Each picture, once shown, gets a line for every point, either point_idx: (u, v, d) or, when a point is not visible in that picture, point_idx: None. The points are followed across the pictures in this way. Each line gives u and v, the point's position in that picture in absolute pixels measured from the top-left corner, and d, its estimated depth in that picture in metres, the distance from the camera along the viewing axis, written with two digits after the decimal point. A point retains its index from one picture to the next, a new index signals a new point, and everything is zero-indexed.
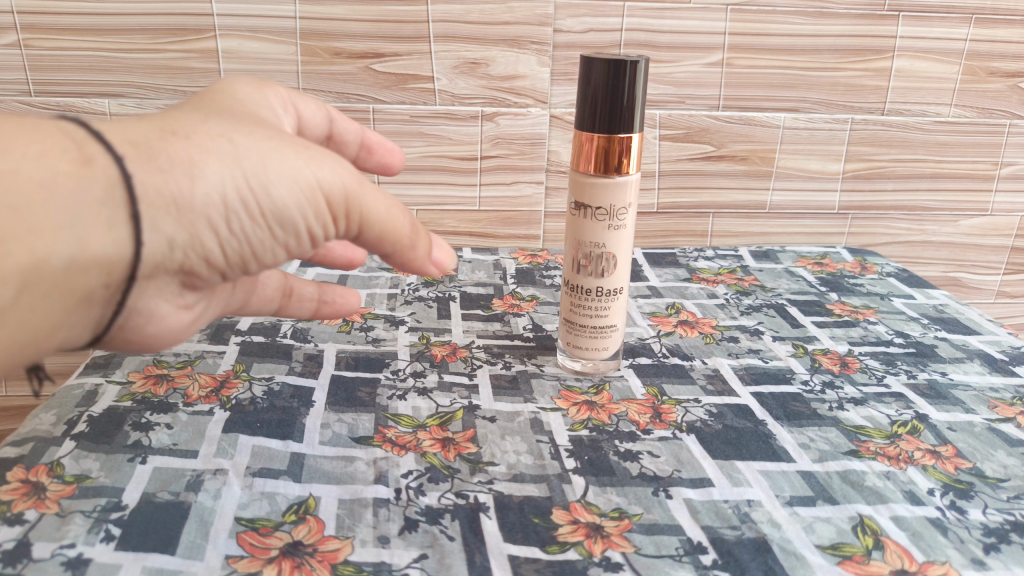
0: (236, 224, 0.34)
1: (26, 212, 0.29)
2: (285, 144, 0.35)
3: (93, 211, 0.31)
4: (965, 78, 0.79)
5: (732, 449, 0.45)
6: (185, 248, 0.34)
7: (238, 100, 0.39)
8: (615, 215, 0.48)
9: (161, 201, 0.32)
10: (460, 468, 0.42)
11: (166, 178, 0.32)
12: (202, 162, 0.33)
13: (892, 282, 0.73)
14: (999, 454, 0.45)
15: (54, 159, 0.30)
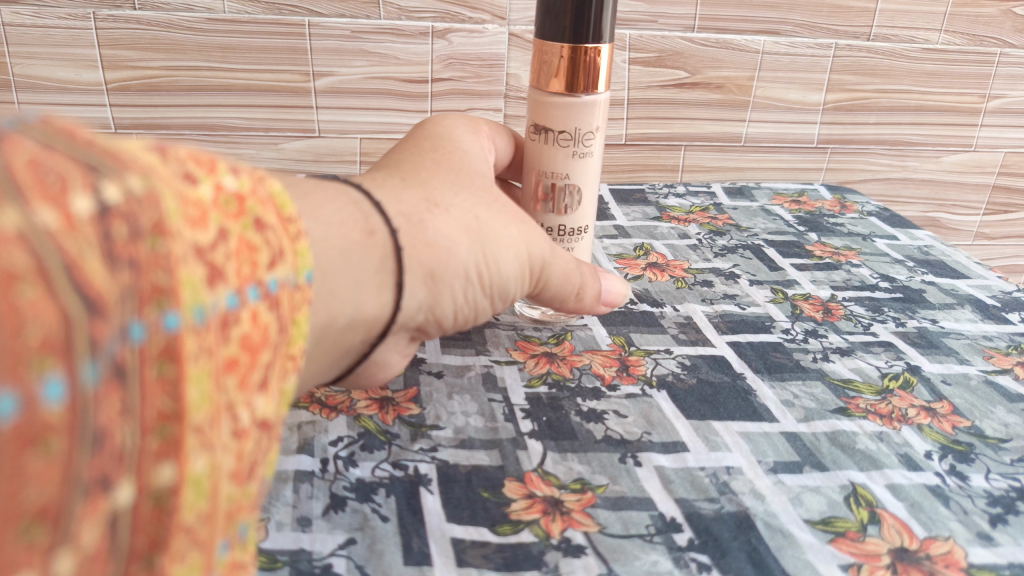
0: (453, 279, 0.32)
1: (333, 277, 0.27)
2: (509, 218, 0.35)
3: (371, 278, 0.29)
4: (957, 1, 0.73)
5: (709, 408, 0.40)
6: (423, 316, 0.33)
7: (456, 145, 0.38)
8: (580, 140, 0.42)
9: (419, 273, 0.31)
10: (399, 434, 0.37)
11: (432, 253, 0.31)
12: (457, 236, 0.32)
13: (874, 221, 0.68)
14: (998, 411, 0.41)
15: (352, 230, 0.28)
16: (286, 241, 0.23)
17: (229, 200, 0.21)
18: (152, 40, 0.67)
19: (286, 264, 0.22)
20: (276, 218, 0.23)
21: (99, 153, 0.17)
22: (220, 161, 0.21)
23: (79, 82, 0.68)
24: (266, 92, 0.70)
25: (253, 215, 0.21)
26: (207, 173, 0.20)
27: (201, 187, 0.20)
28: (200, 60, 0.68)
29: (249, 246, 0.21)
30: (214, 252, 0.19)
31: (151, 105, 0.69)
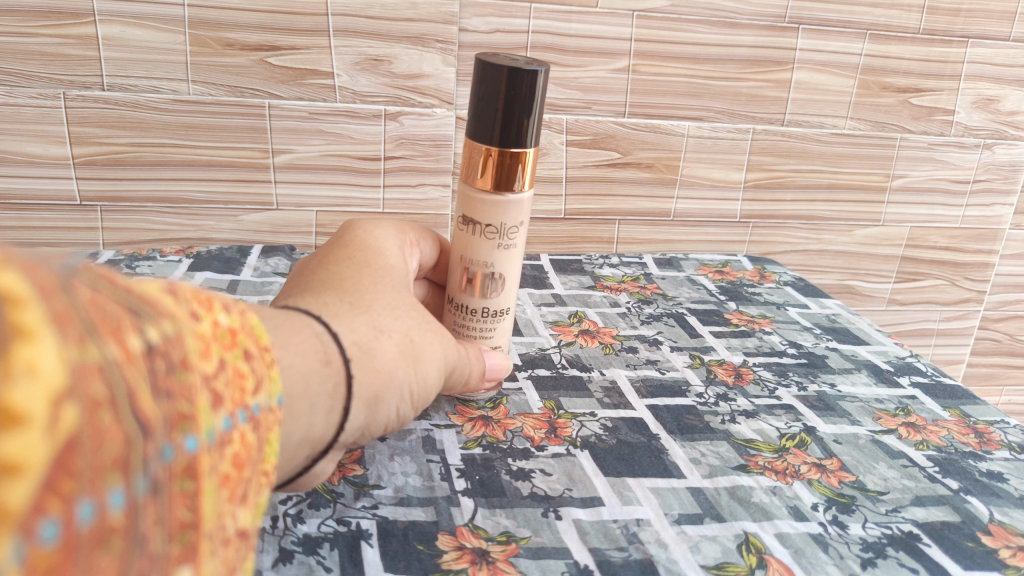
0: (391, 395, 0.37)
1: (295, 403, 0.31)
2: (433, 338, 0.41)
3: (325, 403, 0.33)
4: (860, 92, 0.82)
5: (625, 466, 0.44)
6: (360, 433, 0.37)
7: (383, 260, 0.44)
8: (507, 235, 0.46)
9: (366, 395, 0.36)
10: (343, 493, 0.41)
11: (377, 378, 0.36)
12: (397, 358, 0.38)
13: (788, 291, 0.74)
14: (880, 466, 0.46)
15: (314, 360, 0.33)
16: (263, 367, 0.27)
17: (225, 334, 0.25)
18: (119, 118, 0.71)
19: (264, 391, 0.27)
20: (256, 348, 0.27)
21: (136, 301, 0.21)
22: (215, 301, 0.26)
23: (47, 156, 0.71)
24: (227, 167, 0.75)
25: (240, 348, 0.26)
26: (208, 311, 0.25)
27: (207, 323, 0.24)
28: (164, 137, 0.72)
29: (240, 374, 0.25)
30: (217, 381, 0.23)
31: (116, 179, 0.73)
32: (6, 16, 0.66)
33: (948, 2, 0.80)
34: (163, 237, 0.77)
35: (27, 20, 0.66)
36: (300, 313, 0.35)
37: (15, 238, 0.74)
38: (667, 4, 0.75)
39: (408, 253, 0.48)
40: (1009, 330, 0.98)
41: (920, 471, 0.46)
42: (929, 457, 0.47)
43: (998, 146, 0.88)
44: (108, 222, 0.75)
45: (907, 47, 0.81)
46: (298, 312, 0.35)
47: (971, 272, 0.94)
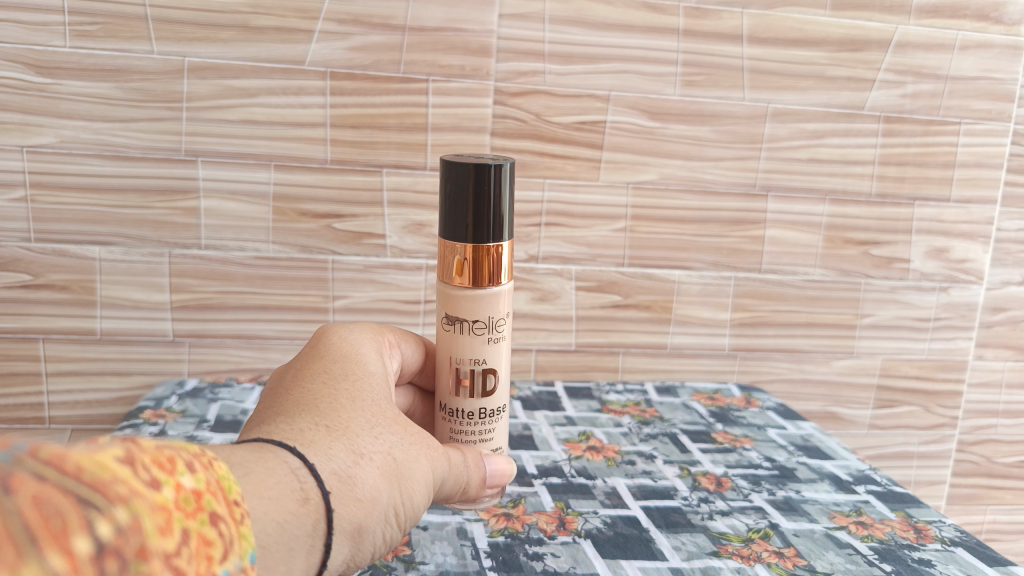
0: (370, 521, 0.45)
1: (274, 547, 0.39)
2: (415, 454, 0.49)
3: (306, 543, 0.42)
4: (825, 245, 0.97)
5: (619, 550, 0.55)
6: (348, 558, 0.45)
7: (360, 371, 0.51)
8: (493, 329, 0.54)
9: (347, 527, 0.44)
10: (396, 566, 0.52)
11: (358, 508, 0.44)
12: (376, 489, 0.46)
13: (770, 414, 0.86)
14: (829, 554, 0.57)
15: (290, 503, 0.41)
16: (230, 528, 0.33)
17: (189, 499, 0.31)
18: (211, 271, 0.87)
19: (232, 551, 0.33)
20: (218, 511, 0.33)
21: (87, 490, 0.26)
22: (180, 463, 0.32)
23: (150, 302, 0.87)
24: (294, 310, 0.90)
25: (206, 511, 0.32)
26: (168, 477, 0.30)
27: (169, 491, 0.30)
28: (245, 286, 0.88)
29: (202, 539, 0.31)
30: (176, 555, 0.28)
31: (203, 319, 0.89)
32: (131, 194, 0.84)
33: (894, 171, 0.96)
34: (237, 368, 0.91)
35: (147, 196, 0.84)
36: (283, 451, 0.43)
37: (116, 369, 0.89)
38: (657, 178, 0.92)
39: (385, 352, 0.57)
40: (985, 452, 1.08)
41: (861, 558, 0.56)
42: (871, 548, 0.58)
43: (954, 289, 1.01)
44: (193, 356, 0.90)
45: (862, 208, 0.96)
46: (278, 447, 0.43)
47: (943, 400, 1.05)
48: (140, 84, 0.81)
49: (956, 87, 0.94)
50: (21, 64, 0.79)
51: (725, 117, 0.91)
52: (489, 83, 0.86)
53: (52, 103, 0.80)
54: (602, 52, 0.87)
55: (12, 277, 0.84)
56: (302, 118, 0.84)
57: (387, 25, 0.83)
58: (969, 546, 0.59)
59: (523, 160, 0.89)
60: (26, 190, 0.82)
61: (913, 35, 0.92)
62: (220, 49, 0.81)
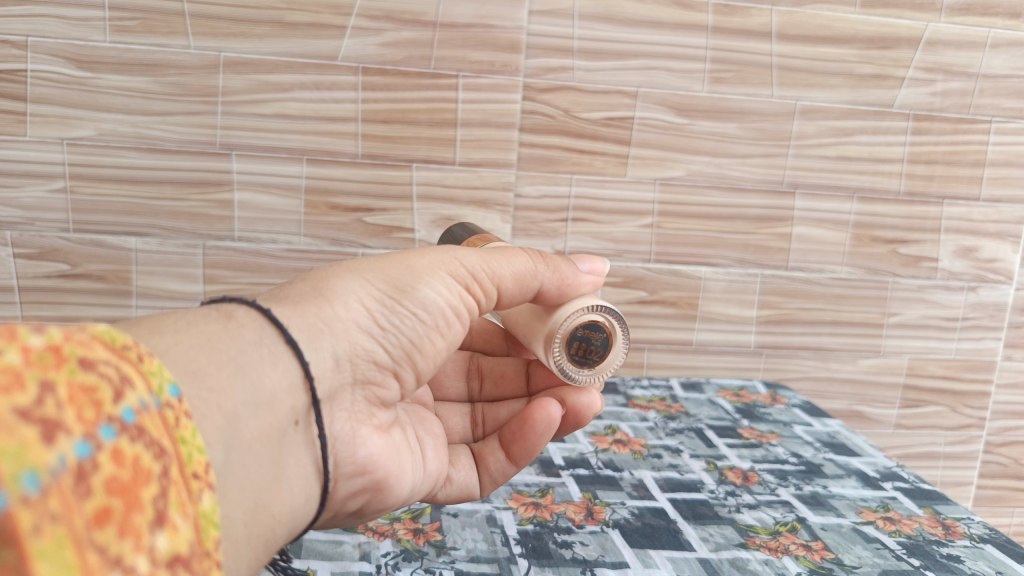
0: (343, 317, 0.40)
1: (210, 366, 0.33)
2: (373, 261, 0.43)
3: (258, 353, 0.36)
4: (853, 243, 0.97)
5: (647, 540, 0.56)
6: (343, 357, 0.40)
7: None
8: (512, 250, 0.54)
9: (306, 324, 0.39)
10: (427, 551, 0.53)
11: (301, 310, 0.39)
12: (336, 286, 0.41)
13: (796, 411, 0.86)
14: (857, 547, 0.57)
15: (202, 322, 0.35)
16: (120, 368, 0.25)
17: (44, 355, 0.22)
18: (243, 263, 0.89)
19: (132, 389, 0.25)
20: (97, 358, 0.24)
21: None
22: (18, 325, 0.22)
23: (184, 292, 0.89)
24: None
25: (72, 360, 0.23)
26: (7, 341, 0.21)
27: (8, 353, 0.21)
28: (277, 278, 0.90)
29: (82, 388, 0.22)
30: (32, 413, 0.20)
31: None
32: (167, 186, 0.86)
33: (923, 170, 0.96)
34: None
35: (182, 189, 0.86)
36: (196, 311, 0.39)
37: None
38: (684, 174, 0.92)
39: None
40: (1013, 454, 1.07)
41: (890, 552, 0.56)
42: (900, 543, 0.58)
43: (982, 288, 1.01)
44: None
45: (891, 207, 0.96)
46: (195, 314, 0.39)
47: (970, 401, 1.04)
48: (176, 78, 0.83)
49: (987, 85, 0.94)
50: (62, 58, 0.81)
51: (754, 114, 0.91)
52: (518, 79, 0.87)
53: (92, 97, 0.82)
54: (631, 48, 0.88)
55: (51, 266, 0.86)
56: (334, 113, 0.86)
57: (419, 21, 0.84)
58: (998, 543, 0.59)
59: (550, 156, 0.90)
60: (65, 182, 0.84)
61: (943, 33, 0.91)
62: (255, 44, 0.83)
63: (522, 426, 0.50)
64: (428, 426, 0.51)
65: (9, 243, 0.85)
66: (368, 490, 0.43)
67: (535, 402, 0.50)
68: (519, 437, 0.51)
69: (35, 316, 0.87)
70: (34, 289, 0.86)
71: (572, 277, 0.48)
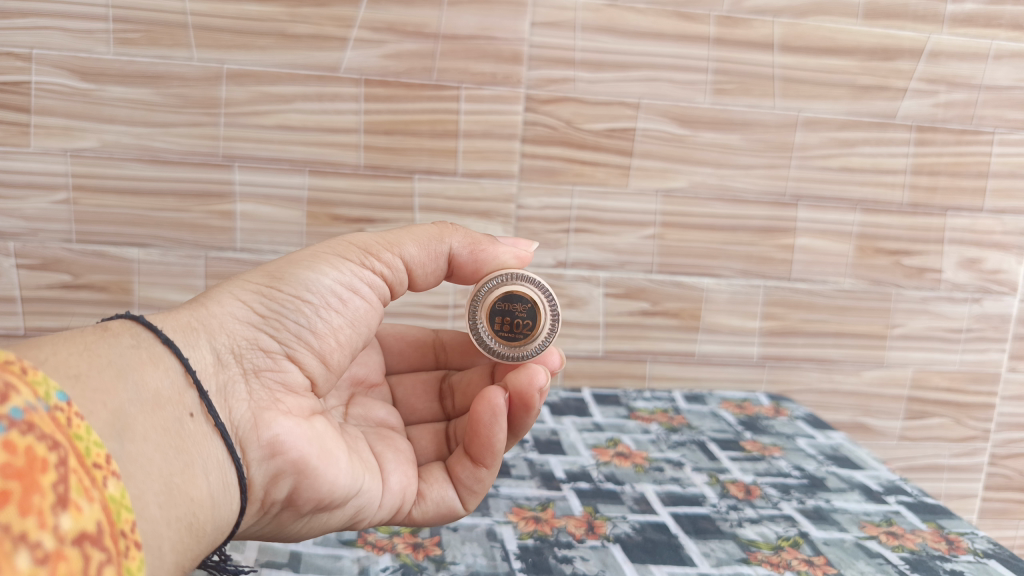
0: (220, 309, 0.43)
1: (90, 369, 0.35)
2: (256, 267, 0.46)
3: (139, 355, 0.38)
4: (857, 254, 0.97)
5: (648, 555, 0.56)
6: (225, 346, 0.42)
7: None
8: None
9: (181, 324, 0.41)
10: (427, 566, 0.53)
11: (175, 314, 0.42)
12: (215, 292, 0.44)
13: (799, 424, 0.86)
14: (859, 563, 0.56)
15: (82, 338, 0.37)
16: (3, 374, 0.27)
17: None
18: (244, 274, 0.89)
19: (18, 393, 0.26)
20: None
21: None
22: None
23: (185, 302, 0.89)
24: None
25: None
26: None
27: None
28: None
29: None
30: None
31: None
32: (169, 197, 0.86)
33: (927, 181, 0.95)
34: None
35: (185, 200, 0.86)
36: None
37: None
38: (687, 185, 0.92)
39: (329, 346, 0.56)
40: (1017, 466, 1.06)
41: (892, 568, 0.56)
42: (903, 558, 0.57)
43: (986, 300, 1.00)
44: None
45: (894, 218, 0.96)
46: None
47: (975, 412, 1.04)
48: (179, 90, 0.83)
49: (990, 97, 0.94)
50: (66, 70, 0.81)
51: (756, 126, 0.91)
52: (520, 91, 0.87)
53: (95, 108, 0.82)
54: (633, 60, 0.88)
55: (53, 277, 0.86)
56: (337, 124, 0.86)
57: (421, 33, 0.84)
58: (1002, 558, 0.59)
59: (553, 167, 0.90)
60: (68, 193, 0.84)
61: (946, 45, 0.91)
62: (258, 56, 0.83)
63: (472, 423, 0.49)
64: (392, 444, 0.52)
65: (11, 254, 0.85)
66: (290, 475, 0.43)
67: (477, 396, 0.48)
68: (473, 436, 0.49)
69: (37, 326, 0.87)
70: (36, 299, 0.86)
71: (488, 250, 0.52)
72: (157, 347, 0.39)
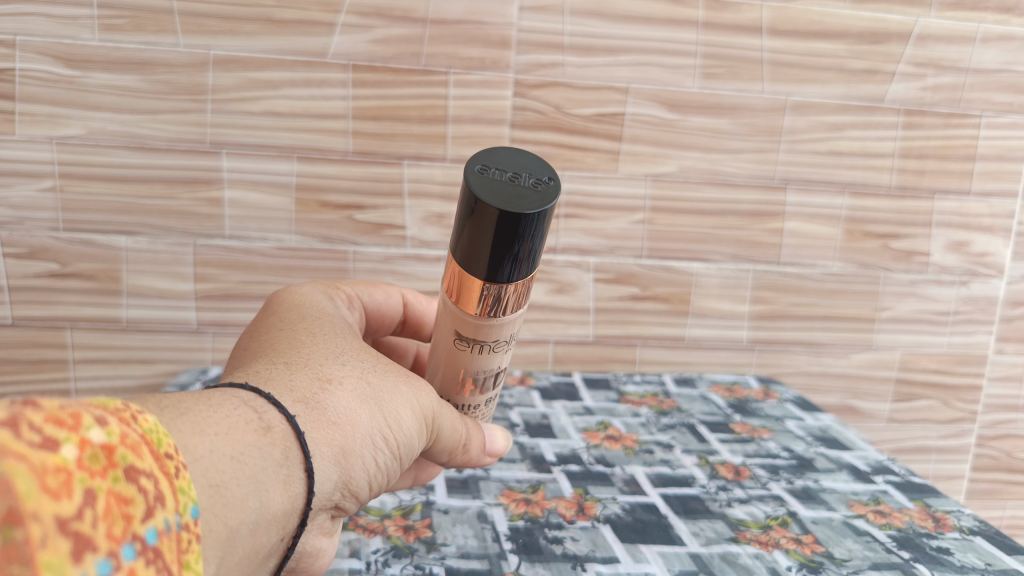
0: (355, 448, 0.38)
1: (233, 481, 0.31)
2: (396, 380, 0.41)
3: (279, 472, 0.34)
4: (845, 238, 0.97)
5: (638, 535, 0.56)
6: (340, 489, 0.38)
7: (318, 312, 0.44)
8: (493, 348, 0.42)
9: (329, 451, 0.37)
10: (417, 547, 0.53)
11: (334, 431, 0.37)
12: (359, 413, 0.38)
13: (789, 406, 0.86)
14: (848, 541, 0.57)
15: (244, 434, 0.33)
16: (158, 483, 0.25)
17: (96, 455, 0.23)
18: (233, 261, 0.89)
19: (162, 509, 0.25)
20: (153, 462, 0.26)
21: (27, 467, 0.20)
22: (84, 415, 0.24)
23: (174, 290, 0.89)
24: None
25: (120, 468, 0.24)
26: (70, 434, 0.22)
27: (68, 448, 0.22)
28: (268, 276, 0.90)
29: (125, 502, 0.23)
30: (83, 524, 0.21)
31: (227, 308, 0.90)
32: (157, 184, 0.85)
33: (915, 164, 0.96)
34: None
35: (172, 187, 0.86)
36: (233, 385, 0.35)
37: (140, 356, 0.91)
38: (676, 170, 0.92)
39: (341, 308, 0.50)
40: (1004, 447, 1.07)
41: (880, 545, 0.56)
42: (890, 535, 0.58)
43: (974, 282, 1.01)
44: (216, 345, 0.91)
45: (883, 202, 0.96)
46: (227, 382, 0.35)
47: (962, 394, 1.04)
48: (165, 76, 0.82)
49: (977, 80, 0.94)
50: (50, 56, 0.80)
51: (745, 110, 0.91)
52: (509, 75, 0.87)
53: (81, 95, 0.82)
54: (621, 44, 0.87)
55: (41, 266, 0.86)
56: (324, 110, 0.85)
57: (409, 18, 0.84)
58: (988, 535, 0.59)
59: (542, 152, 0.90)
60: (55, 181, 0.84)
61: (933, 28, 0.91)
62: (244, 42, 0.82)
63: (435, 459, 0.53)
64: None
65: None
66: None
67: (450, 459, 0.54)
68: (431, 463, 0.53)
69: (25, 316, 0.87)
70: (24, 289, 0.86)
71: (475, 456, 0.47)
72: (293, 473, 0.35)
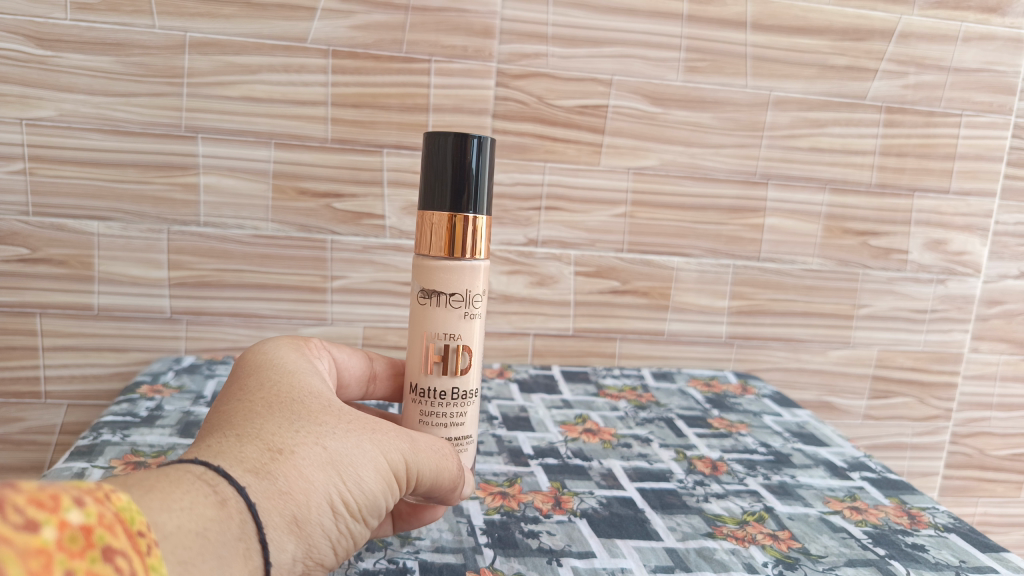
0: (316, 516, 0.38)
1: (199, 557, 0.32)
2: (357, 440, 0.41)
3: (238, 546, 0.34)
4: (825, 235, 0.97)
5: (614, 530, 0.55)
6: (301, 559, 0.38)
7: (280, 374, 0.44)
8: (470, 303, 0.46)
9: (283, 523, 0.36)
10: (391, 541, 0.53)
11: (287, 502, 0.37)
12: (316, 482, 0.38)
13: (765, 402, 0.86)
14: (823, 537, 0.57)
15: (203, 509, 0.33)
16: (132, 562, 0.26)
17: (76, 536, 0.24)
18: (208, 249, 0.87)
19: None
20: (126, 539, 0.27)
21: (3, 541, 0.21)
22: (63, 496, 0.24)
23: (147, 278, 0.87)
24: (291, 289, 0.90)
25: (97, 547, 0.25)
26: (50, 516, 0.23)
27: (47, 531, 0.23)
28: (243, 264, 0.88)
29: None
30: None
31: (200, 297, 0.88)
32: (131, 169, 0.83)
33: (895, 162, 0.96)
34: (233, 346, 0.91)
35: (147, 172, 0.84)
36: (185, 462, 0.36)
37: (112, 345, 0.88)
38: (658, 164, 0.92)
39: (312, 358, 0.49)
40: (977, 445, 1.09)
41: (855, 541, 0.56)
42: (865, 532, 0.58)
43: (951, 281, 1.02)
44: (190, 334, 0.89)
45: (862, 199, 0.96)
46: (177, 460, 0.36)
47: (937, 392, 1.05)
48: (140, 58, 0.81)
49: (958, 79, 0.95)
50: (20, 35, 0.78)
51: (727, 104, 0.91)
52: (491, 65, 0.86)
53: (52, 76, 0.80)
54: (605, 35, 0.87)
55: (9, 250, 0.83)
56: (303, 96, 0.84)
57: (390, 4, 0.83)
58: (962, 532, 0.59)
59: (524, 143, 0.89)
60: (24, 164, 0.81)
61: (916, 26, 0.92)
62: (222, 25, 0.81)
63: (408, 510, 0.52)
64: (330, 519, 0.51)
65: None
66: None
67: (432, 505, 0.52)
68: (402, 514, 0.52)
69: None
70: None
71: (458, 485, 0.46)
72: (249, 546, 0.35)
